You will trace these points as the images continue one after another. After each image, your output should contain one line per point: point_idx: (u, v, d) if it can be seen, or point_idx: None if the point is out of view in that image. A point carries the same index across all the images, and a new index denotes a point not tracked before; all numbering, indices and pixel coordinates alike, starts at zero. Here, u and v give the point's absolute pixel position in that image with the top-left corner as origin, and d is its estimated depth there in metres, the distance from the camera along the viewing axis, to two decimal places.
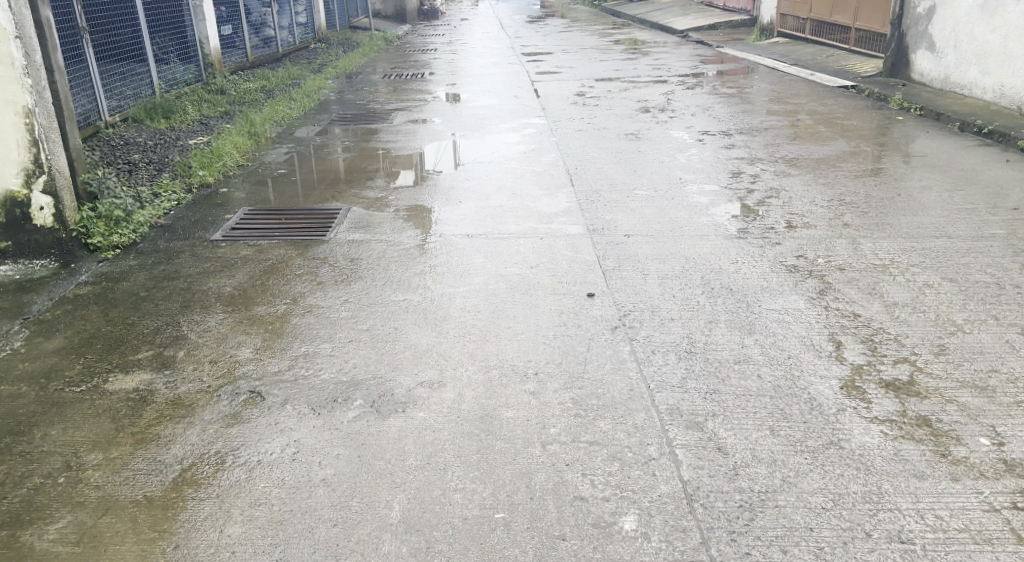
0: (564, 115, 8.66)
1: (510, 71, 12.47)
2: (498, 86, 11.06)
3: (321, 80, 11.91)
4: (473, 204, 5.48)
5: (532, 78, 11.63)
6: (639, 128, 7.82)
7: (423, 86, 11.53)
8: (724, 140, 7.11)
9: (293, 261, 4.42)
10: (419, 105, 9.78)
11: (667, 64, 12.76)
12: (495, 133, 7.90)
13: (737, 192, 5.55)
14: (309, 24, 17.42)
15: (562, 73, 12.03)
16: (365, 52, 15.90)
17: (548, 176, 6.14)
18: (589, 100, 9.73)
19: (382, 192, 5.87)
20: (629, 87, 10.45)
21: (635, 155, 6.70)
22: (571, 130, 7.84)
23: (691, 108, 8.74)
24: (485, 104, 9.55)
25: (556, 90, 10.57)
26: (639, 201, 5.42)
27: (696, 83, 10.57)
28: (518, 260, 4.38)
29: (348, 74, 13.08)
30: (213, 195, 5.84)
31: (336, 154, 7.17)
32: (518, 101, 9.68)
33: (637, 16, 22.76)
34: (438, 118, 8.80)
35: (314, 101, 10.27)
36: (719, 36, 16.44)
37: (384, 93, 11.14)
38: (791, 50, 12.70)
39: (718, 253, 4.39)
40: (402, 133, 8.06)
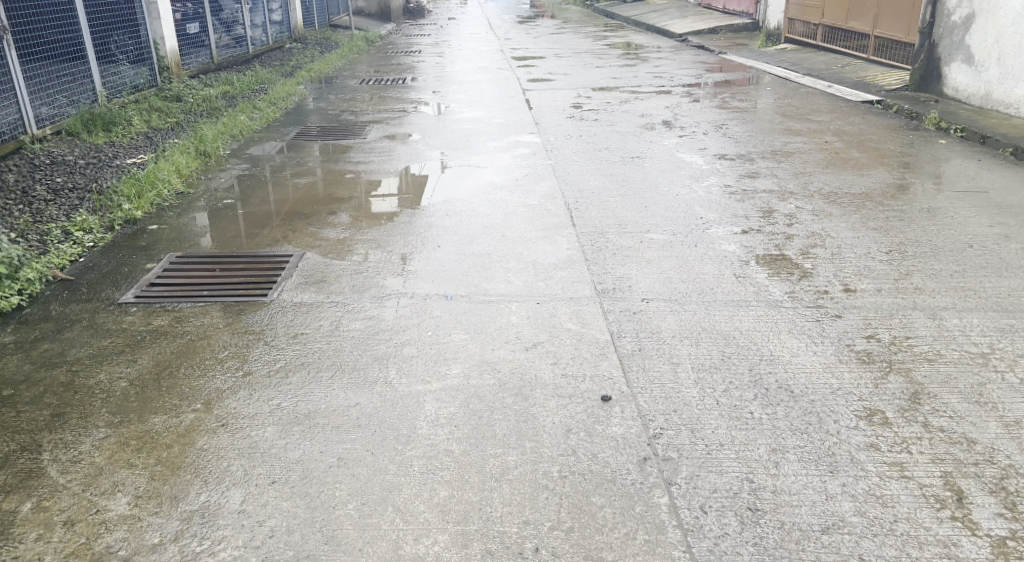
0: (560, 132, 7.70)
1: (500, 79, 11.50)
2: (486, 95, 10.10)
3: (292, 86, 10.89)
4: (454, 251, 4.51)
5: (523, 87, 10.68)
6: (646, 149, 6.88)
7: (403, 94, 10.53)
8: (746, 166, 6.17)
9: (218, 338, 3.44)
10: (397, 117, 8.81)
11: (669, 71, 11.81)
12: (481, 153, 6.94)
13: (771, 238, 4.61)
14: (284, 22, 16.39)
15: (556, 81, 11.05)
16: (343, 53, 14.90)
17: (543, 213, 5.19)
18: (586, 113, 8.78)
19: (346, 232, 4.89)
20: (630, 99, 9.50)
21: (644, 186, 5.75)
22: (568, 151, 6.89)
23: (701, 125, 7.81)
24: (471, 117, 8.58)
25: (551, 101, 9.61)
26: (654, 250, 4.46)
27: (703, 95, 9.65)
28: (508, 337, 3.42)
29: (323, 78, 12.08)
30: (140, 233, 4.85)
31: (297, 178, 6.18)
32: (507, 114, 8.71)
33: (632, 17, 21.80)
34: (419, 133, 7.82)
35: (281, 109, 9.26)
36: (721, 41, 15.52)
37: (361, 101, 10.15)
38: (802, 59, 11.78)
39: (763, 331, 3.44)
40: (376, 151, 7.07)
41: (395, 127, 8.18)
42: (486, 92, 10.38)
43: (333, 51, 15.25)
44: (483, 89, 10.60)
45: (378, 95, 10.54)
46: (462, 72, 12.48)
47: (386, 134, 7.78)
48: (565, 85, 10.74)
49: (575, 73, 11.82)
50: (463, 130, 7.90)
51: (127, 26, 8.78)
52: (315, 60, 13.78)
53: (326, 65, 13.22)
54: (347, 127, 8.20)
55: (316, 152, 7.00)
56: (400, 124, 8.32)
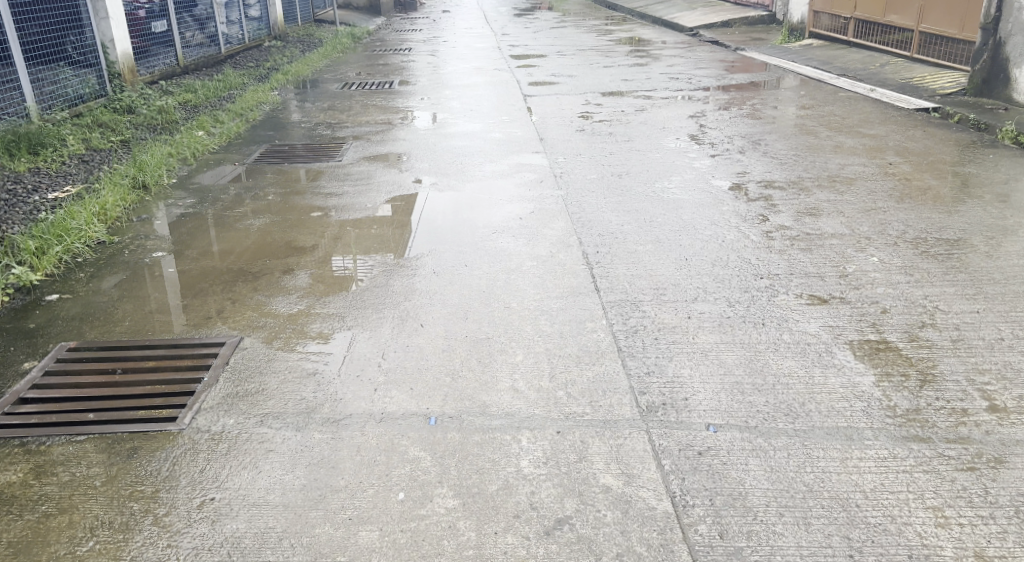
0: (569, 153, 6.59)
1: (497, 82, 10.37)
2: (483, 102, 8.97)
3: (266, 92, 9.75)
4: (443, 334, 3.41)
5: (524, 93, 9.55)
6: (675, 176, 5.77)
7: (389, 101, 9.39)
8: (800, 200, 5.07)
9: (87, 511, 2.33)
10: (381, 131, 7.69)
11: (685, 72, 10.67)
12: (476, 185, 5.83)
13: (862, 313, 3.49)
14: (262, 19, 15.24)
15: (560, 86, 9.92)
16: (326, 53, 13.75)
17: (557, 273, 4.07)
18: (598, 124, 7.66)
19: (303, 302, 3.77)
20: (646, 107, 8.38)
21: (680, 228, 4.64)
22: (580, 180, 5.79)
23: (734, 141, 6.70)
24: (465, 132, 7.45)
25: (556, 109, 8.50)
26: (709, 333, 3.34)
27: (728, 101, 8.53)
28: (519, 506, 2.31)
29: (302, 83, 10.94)
30: (34, 307, 3.72)
31: (252, 216, 5.05)
32: (507, 127, 7.60)
33: (636, 9, 20.65)
34: (404, 154, 6.70)
35: (249, 121, 8.13)
36: (736, 36, 14.39)
37: (342, 109, 9.01)
38: (832, 57, 10.64)
39: (896, 493, 2.34)
40: (353, 179, 5.95)
41: (377, 145, 7.04)
42: (481, 99, 9.24)
43: (315, 51, 14.10)
44: (479, 95, 9.46)
45: (361, 102, 9.39)
46: (456, 74, 11.32)
47: (366, 155, 6.64)
48: (569, 90, 9.61)
49: (581, 75, 10.68)
50: (456, 151, 6.78)
51: (69, 28, 7.62)
52: (295, 61, 12.64)
53: (306, 67, 12.09)
54: (321, 145, 7.07)
55: (281, 180, 5.87)
56: (382, 142, 7.18)
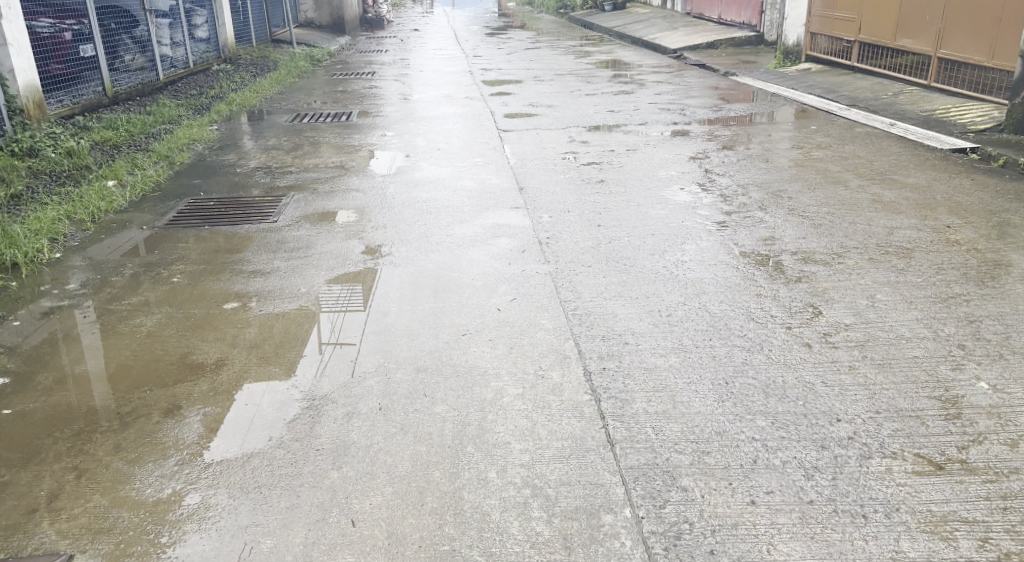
0: (555, 211, 5.50)
1: (469, 113, 9.28)
2: (453, 139, 7.87)
3: (202, 128, 8.57)
4: (387, 543, 2.25)
5: (499, 126, 8.47)
6: (687, 243, 4.69)
7: (344, 137, 8.25)
8: (852, 282, 4.00)
9: None
10: (330, 178, 6.54)
11: (676, 102, 9.67)
12: (442, 256, 4.71)
13: (999, 491, 2.39)
14: (210, 40, 14.07)
15: (538, 119, 8.84)
16: (279, 78, 12.60)
17: (551, 408, 2.94)
18: (585, 169, 6.58)
19: (184, 475, 2.61)
20: (639, 146, 7.33)
21: (707, 328, 3.54)
22: (571, 251, 4.69)
23: (748, 192, 5.65)
24: (430, 182, 6.36)
25: (536, 148, 7.42)
26: (785, 535, 2.23)
27: (731, 139, 7.51)
28: None
29: (248, 114, 9.78)
30: None
31: (147, 312, 3.88)
32: (480, 175, 6.50)
33: (614, 28, 19.73)
34: (356, 212, 5.56)
35: (175, 166, 6.96)
36: (725, 61, 13.46)
37: (289, 147, 7.86)
38: (836, 84, 9.67)
39: None
40: (287, 248, 4.79)
41: (324, 198, 5.88)
42: (450, 134, 8.14)
43: (266, 75, 12.94)
44: (447, 130, 8.35)
45: (312, 138, 8.25)
46: (422, 103, 10.22)
47: (308, 214, 5.49)
48: (549, 124, 8.53)
49: (560, 106, 9.64)
50: (418, 208, 5.65)
51: None
52: (243, 89, 11.47)
53: (255, 96, 10.96)
54: (256, 198, 5.91)
55: (196, 253, 4.71)
56: (330, 194, 6.02)
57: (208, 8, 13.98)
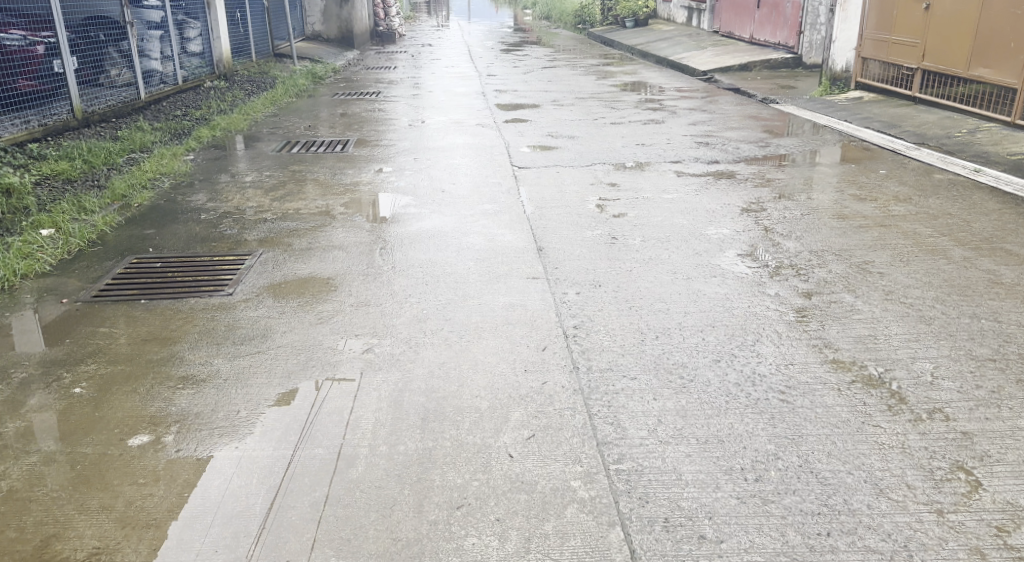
0: (584, 284, 4.38)
1: (480, 144, 8.20)
2: (460, 179, 6.78)
3: (175, 160, 7.53)
4: None
5: (514, 162, 7.38)
6: (760, 342, 3.56)
7: (335, 171, 7.19)
8: (1008, 423, 2.86)
9: None
10: (310, 229, 5.46)
11: (713, 134, 8.56)
12: (439, 352, 3.59)
13: None
14: (204, 54, 13.08)
15: (559, 153, 7.74)
16: (275, 98, 11.58)
17: None
18: (617, 224, 5.46)
19: None
20: (680, 193, 6.21)
21: (817, 510, 2.43)
22: (609, 348, 3.56)
23: (825, 264, 4.52)
24: (431, 239, 5.26)
25: (557, 193, 6.32)
26: None
27: (786, 184, 6.38)
28: None
29: (233, 141, 8.73)
30: None
31: (20, 453, 2.81)
32: (491, 231, 5.39)
33: (637, 47, 18.67)
34: (335, 280, 4.46)
35: (131, 209, 5.90)
36: (761, 87, 12.36)
37: (272, 183, 6.80)
38: (897, 117, 8.53)
39: None
40: (237, 339, 3.70)
41: (298, 260, 4.80)
42: (457, 172, 7.04)
43: (262, 95, 11.92)
44: (454, 166, 7.26)
45: (298, 173, 7.17)
46: (428, 130, 9.14)
47: (274, 283, 4.41)
48: (571, 160, 7.43)
49: (585, 137, 8.54)
50: (413, 275, 4.54)
51: None
52: (232, 110, 10.45)
53: (245, 118, 9.93)
54: (215, 258, 4.84)
55: (118, 347, 3.63)
56: (307, 254, 4.94)
57: (203, 20, 12.99)
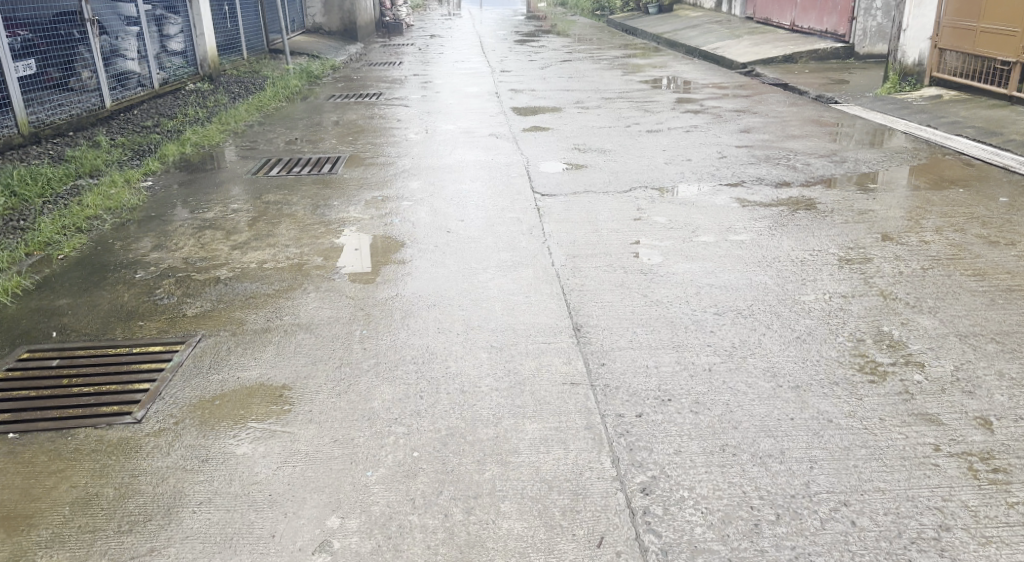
0: (646, 394, 3.04)
1: (495, 163, 6.88)
2: (472, 215, 5.49)
3: (128, 189, 6.26)
4: None
5: (536, 188, 6.07)
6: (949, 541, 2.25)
7: (320, 202, 5.91)
8: None
9: None
10: (271, 295, 4.16)
11: (773, 145, 7.20)
12: (435, 550, 2.27)
13: None
14: (186, 53, 11.78)
15: (589, 175, 6.42)
16: (262, 104, 10.31)
17: None
18: (677, 285, 4.12)
19: None
20: (749, 235, 4.87)
21: None
22: (709, 545, 2.26)
23: (990, 361, 3.20)
24: (432, 309, 3.96)
25: (595, 235, 5.01)
26: None
27: (885, 220, 5.05)
28: None
29: (204, 159, 7.46)
30: None
31: None
32: (509, 298, 4.07)
33: (663, 37, 17.25)
34: (292, 390, 3.15)
35: (53, 266, 4.63)
36: (811, 85, 10.96)
37: (241, 221, 5.51)
38: (995, 122, 7.15)
39: None
40: (121, 525, 2.41)
41: (243, 354, 3.49)
42: (466, 205, 5.73)
43: (249, 100, 10.64)
44: (463, 196, 5.96)
45: (273, 205, 5.90)
46: (434, 144, 7.84)
47: (204, 400, 3.10)
48: (602, 187, 6.09)
49: (618, 152, 7.21)
50: (402, 382, 3.22)
51: None
52: (211, 120, 9.17)
53: (223, 131, 8.65)
54: (134, 351, 3.54)
55: None
56: (261, 340, 3.63)
57: (185, 15, 11.68)
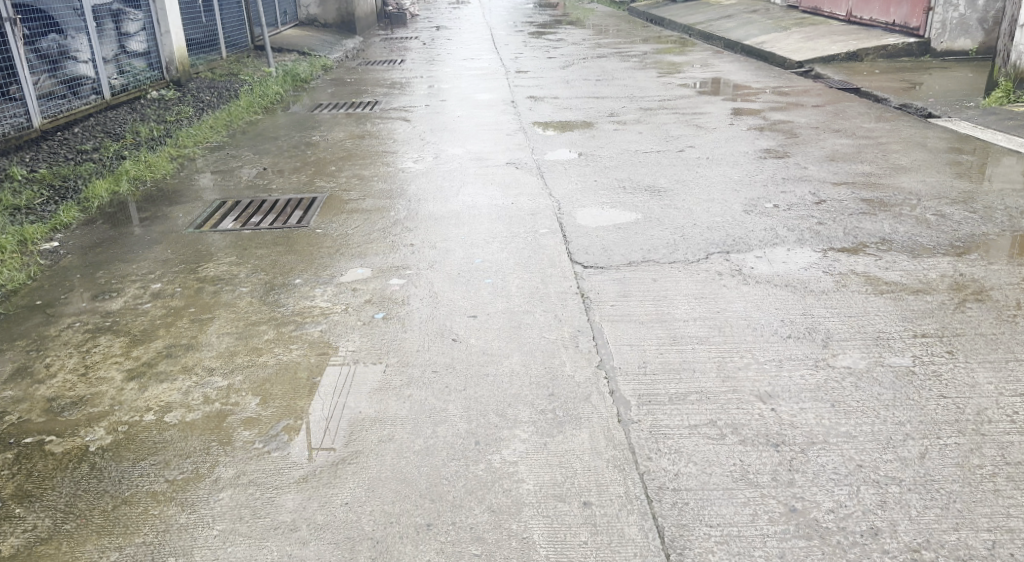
0: None
1: (518, 215, 5.23)
2: (490, 308, 3.85)
3: (19, 257, 4.60)
4: None
5: (576, 257, 4.43)
6: None
7: (281, 279, 4.28)
8: None
9: None
10: (156, 497, 2.52)
11: (880, 184, 5.51)
12: None
13: None
14: (148, 55, 10.08)
15: (645, 234, 4.75)
16: (233, 119, 8.64)
17: None
18: (837, 486, 2.46)
19: None
20: (914, 360, 3.19)
21: None
22: None
23: None
24: (422, 542, 2.31)
25: (674, 347, 3.38)
26: None
27: None
28: None
29: (141, 201, 5.81)
30: None
31: None
32: (551, 509, 2.41)
33: (696, 30, 15.56)
34: None
35: None
36: (887, 89, 9.25)
37: (161, 315, 3.86)
38: None
39: None
40: None
41: None
42: (481, 290, 4.07)
43: (217, 113, 8.97)
44: (475, 272, 4.31)
45: (207, 285, 4.24)
46: (438, 179, 6.20)
47: None
48: (663, 257, 4.41)
49: (676, 193, 5.53)
50: None
51: None
52: (165, 141, 7.51)
53: (175, 159, 7.00)
54: None
55: None
56: None
57: (146, 11, 9.98)
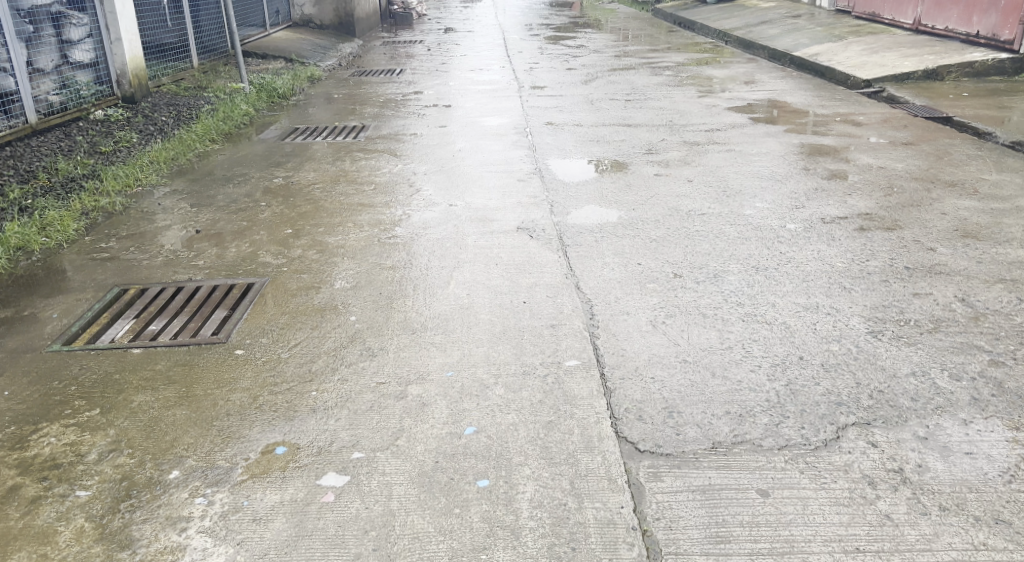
0: None
1: (532, 332, 3.61)
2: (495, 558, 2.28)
3: None
4: None
5: (621, 428, 2.81)
6: None
7: (153, 469, 2.69)
8: None
9: None
10: None
11: None
12: None
13: None
14: (92, 66, 8.43)
15: (727, 379, 3.12)
16: (181, 150, 7.02)
17: None
18: None
19: None
20: None
21: None
22: None
23: None
24: None
25: None
26: None
27: None
28: None
29: (12, 291, 4.20)
30: None
31: None
32: None
33: (734, 38, 13.85)
34: None
35: None
36: (988, 117, 7.54)
37: None
38: None
39: None
40: None
41: None
42: (471, 511, 2.45)
43: (164, 142, 7.35)
44: (461, 462, 2.66)
45: (23, 484, 2.64)
46: (425, 256, 4.59)
47: None
48: (767, 433, 2.76)
49: (758, 293, 3.88)
50: None
51: None
52: (83, 187, 5.87)
53: (87, 215, 5.38)
54: None
55: None
56: None
57: (90, 13, 8.35)
